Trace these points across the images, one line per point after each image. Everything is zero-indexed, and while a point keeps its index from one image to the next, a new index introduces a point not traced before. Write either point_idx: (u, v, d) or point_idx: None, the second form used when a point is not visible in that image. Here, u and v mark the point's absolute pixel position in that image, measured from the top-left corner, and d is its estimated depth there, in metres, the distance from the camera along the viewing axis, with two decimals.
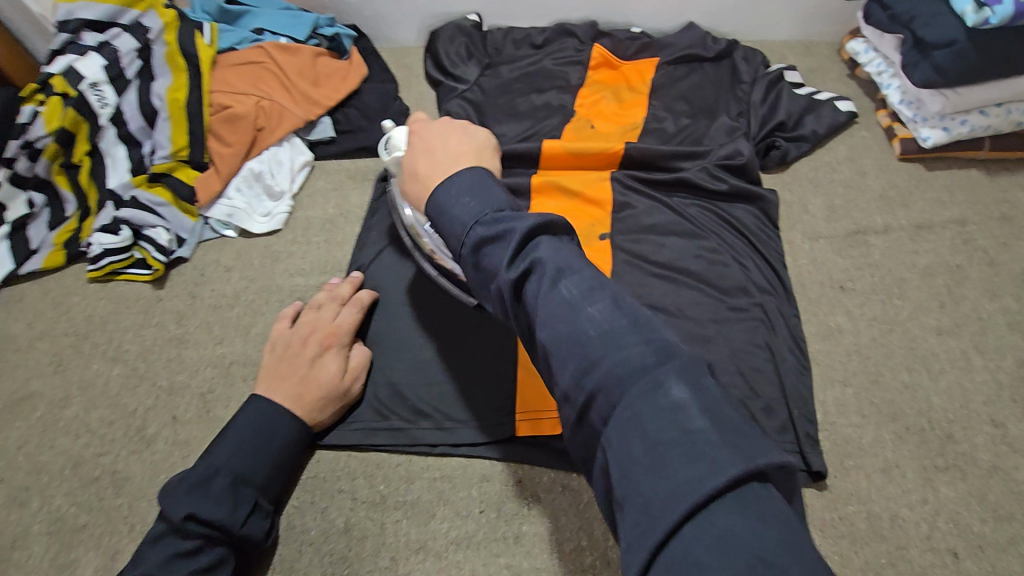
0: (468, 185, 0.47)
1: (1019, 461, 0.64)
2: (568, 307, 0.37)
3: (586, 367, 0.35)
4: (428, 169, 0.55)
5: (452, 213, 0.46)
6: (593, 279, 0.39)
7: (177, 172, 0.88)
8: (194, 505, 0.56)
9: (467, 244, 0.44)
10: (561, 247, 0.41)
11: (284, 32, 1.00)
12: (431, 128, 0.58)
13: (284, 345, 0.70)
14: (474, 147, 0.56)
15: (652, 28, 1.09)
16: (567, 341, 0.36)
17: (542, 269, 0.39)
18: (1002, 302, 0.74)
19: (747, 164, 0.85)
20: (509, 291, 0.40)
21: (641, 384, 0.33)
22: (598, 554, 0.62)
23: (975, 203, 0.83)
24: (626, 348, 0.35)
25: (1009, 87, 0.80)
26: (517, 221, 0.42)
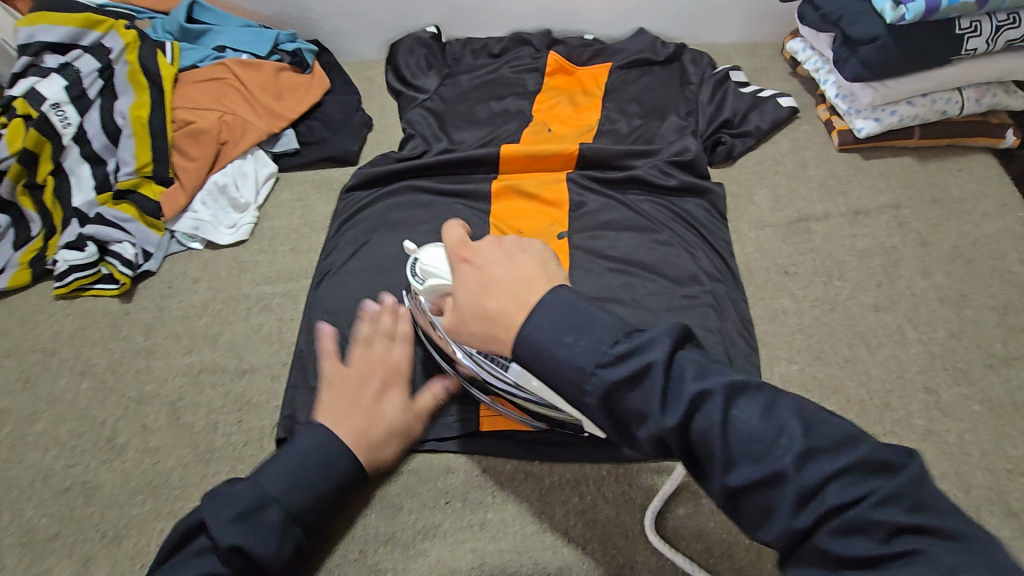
0: (561, 319, 0.41)
1: (951, 425, 0.68)
2: (751, 438, 0.36)
3: (795, 503, 0.34)
4: (496, 301, 0.44)
5: (556, 356, 0.40)
6: (765, 394, 0.37)
7: (141, 188, 0.90)
8: (242, 538, 0.52)
9: (592, 392, 0.39)
10: (716, 368, 0.39)
11: (245, 49, 1.02)
12: (486, 254, 0.48)
13: (344, 378, 0.66)
14: (538, 264, 0.46)
15: (605, 35, 1.13)
16: (761, 477, 0.35)
17: (714, 400, 0.37)
18: (934, 279, 0.79)
19: (694, 160, 0.89)
20: (676, 436, 0.37)
21: (859, 509, 0.33)
22: (559, 534, 0.65)
23: (908, 188, 0.88)
24: (830, 475, 0.34)
25: (931, 78, 0.86)
26: (649, 352, 0.38)
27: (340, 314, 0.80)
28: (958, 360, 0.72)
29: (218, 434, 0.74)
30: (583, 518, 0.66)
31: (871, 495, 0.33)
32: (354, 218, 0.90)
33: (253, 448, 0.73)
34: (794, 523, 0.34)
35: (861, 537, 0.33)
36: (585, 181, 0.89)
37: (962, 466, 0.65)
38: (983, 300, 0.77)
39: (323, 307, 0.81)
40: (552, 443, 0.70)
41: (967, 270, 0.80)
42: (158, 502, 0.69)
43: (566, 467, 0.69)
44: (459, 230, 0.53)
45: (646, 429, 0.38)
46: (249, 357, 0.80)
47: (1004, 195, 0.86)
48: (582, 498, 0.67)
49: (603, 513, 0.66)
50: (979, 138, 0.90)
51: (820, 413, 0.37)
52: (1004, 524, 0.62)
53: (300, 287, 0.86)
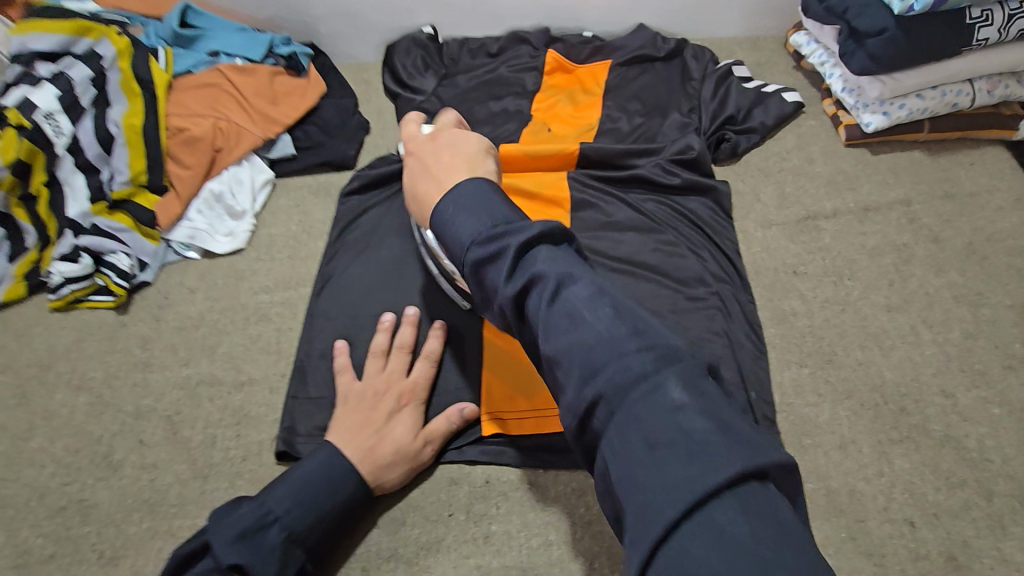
0: (463, 201, 0.47)
1: (969, 429, 0.66)
2: (570, 316, 0.38)
3: (585, 372, 0.36)
4: (425, 187, 0.55)
5: (450, 233, 0.47)
6: (594, 285, 0.40)
7: (137, 197, 0.89)
8: (243, 556, 0.56)
9: (466, 262, 0.44)
10: (564, 258, 0.42)
11: (239, 54, 1.01)
12: (427, 149, 0.59)
13: (358, 396, 0.68)
14: (465, 161, 0.57)
15: (604, 31, 1.11)
16: (567, 349, 0.37)
17: (546, 280, 0.40)
18: (948, 277, 0.77)
19: (698, 158, 0.87)
20: (512, 302, 0.41)
21: (640, 388, 0.35)
22: (566, 546, 0.63)
23: (918, 183, 0.86)
24: (622, 353, 0.36)
25: (941, 70, 0.83)
26: (513, 237, 0.43)
27: (339, 321, 0.79)
28: (975, 361, 0.70)
29: (216, 449, 0.73)
30: (590, 529, 0.64)
31: (653, 377, 0.35)
32: (354, 225, 0.89)
33: (252, 462, 0.71)
34: (585, 392, 0.36)
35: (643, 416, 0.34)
36: (585, 179, 0.88)
37: (981, 472, 0.63)
38: (999, 299, 0.74)
39: (322, 316, 0.80)
40: (557, 451, 0.68)
41: (982, 268, 0.77)
42: (156, 520, 0.68)
43: (572, 476, 0.67)
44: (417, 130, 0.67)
45: (497, 298, 0.42)
46: (247, 369, 0.78)
47: (1018, 189, 0.84)
48: (588, 509, 0.65)
49: (610, 525, 0.64)
50: (991, 130, 0.88)
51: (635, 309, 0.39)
52: None
53: (298, 295, 0.85)
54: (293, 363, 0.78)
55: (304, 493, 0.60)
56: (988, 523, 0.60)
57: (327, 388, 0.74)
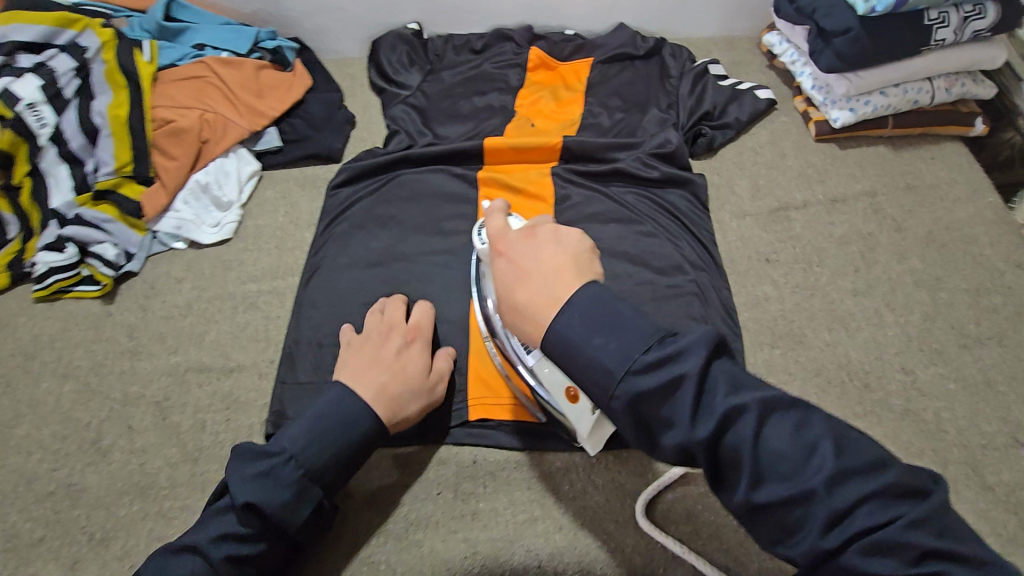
0: (593, 319, 0.43)
1: (927, 403, 0.70)
2: (790, 461, 0.39)
3: (823, 524, 0.37)
4: (525, 293, 0.47)
5: (587, 358, 0.42)
6: (795, 413, 0.40)
7: (122, 188, 0.88)
8: (255, 494, 0.55)
9: (623, 395, 0.41)
10: (741, 381, 0.41)
11: (225, 47, 1.01)
12: (517, 244, 0.51)
13: (364, 344, 0.69)
14: (569, 256, 0.48)
15: (586, 30, 1.14)
16: (791, 496, 0.38)
17: (749, 417, 0.39)
18: (909, 263, 0.81)
19: (676, 151, 0.91)
20: (705, 448, 0.39)
21: (886, 532, 0.36)
22: (550, 520, 0.65)
23: (883, 176, 0.90)
24: (855, 498, 0.37)
25: (903, 69, 0.88)
26: (682, 365, 0.40)
27: (328, 310, 0.80)
28: (933, 341, 0.74)
29: (205, 433, 0.73)
30: (573, 505, 0.66)
31: (891, 521, 0.37)
32: (342, 216, 0.90)
33: (242, 445, 0.72)
34: (820, 543, 0.37)
35: (883, 559, 0.36)
36: (572, 176, 0.90)
37: (938, 443, 0.67)
38: (956, 283, 0.79)
39: (310, 305, 0.81)
40: (541, 433, 0.70)
41: (940, 254, 0.82)
42: (146, 503, 0.69)
43: (556, 456, 0.70)
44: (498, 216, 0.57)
45: (674, 438, 0.40)
46: (236, 356, 0.79)
47: (973, 182, 0.89)
48: (572, 485, 0.68)
49: (592, 500, 0.67)
50: (951, 127, 0.93)
51: (848, 434, 0.40)
52: (979, 497, 0.64)
53: (286, 284, 0.86)
54: (282, 350, 0.79)
55: (318, 433, 0.58)
56: (943, 487, 0.65)
57: (316, 374, 0.75)
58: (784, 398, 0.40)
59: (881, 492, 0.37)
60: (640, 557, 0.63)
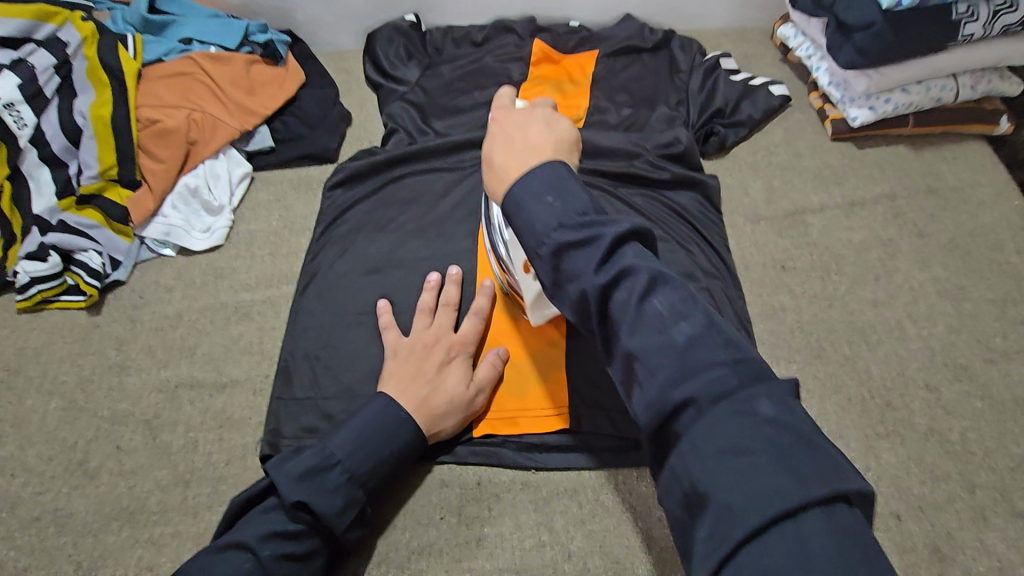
0: (549, 181, 0.45)
1: (953, 423, 0.67)
2: (660, 321, 0.38)
3: (672, 375, 0.37)
4: (502, 158, 0.50)
5: (530, 210, 0.44)
6: (682, 288, 0.40)
7: (107, 192, 0.84)
8: (305, 495, 0.57)
9: (547, 243, 0.42)
10: (649, 257, 0.42)
11: (212, 40, 0.96)
12: (512, 116, 0.54)
13: (408, 350, 0.68)
14: (552, 137, 0.51)
15: (591, 21, 1.09)
16: (654, 349, 0.38)
17: (640, 275, 0.40)
18: (932, 272, 0.78)
19: (686, 151, 0.87)
20: (596, 296, 0.40)
21: (730, 397, 0.35)
22: (558, 547, 0.63)
23: (903, 177, 0.87)
24: (716, 362, 0.36)
25: (927, 66, 0.84)
26: (608, 226, 0.42)
27: (325, 320, 0.77)
28: (958, 355, 0.71)
29: (197, 454, 0.70)
30: (583, 529, 0.64)
31: (743, 390, 0.36)
32: (340, 220, 0.86)
33: (235, 466, 0.69)
34: (670, 395, 0.36)
35: (729, 422, 0.35)
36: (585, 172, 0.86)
37: (964, 464, 0.64)
38: (981, 293, 0.76)
39: (307, 315, 0.78)
40: (548, 449, 0.68)
41: (964, 262, 0.78)
42: (136, 529, 0.66)
43: (565, 475, 0.67)
44: (505, 95, 0.61)
45: (577, 285, 0.41)
46: (228, 370, 0.76)
47: (998, 184, 0.85)
48: (581, 508, 0.65)
49: (602, 524, 0.64)
50: (975, 126, 0.89)
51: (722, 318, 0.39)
52: (1009, 525, 0.61)
53: (280, 293, 0.82)
54: (277, 364, 0.76)
55: (363, 441, 0.60)
56: (970, 514, 0.62)
57: (312, 389, 0.72)
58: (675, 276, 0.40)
59: (739, 365, 0.37)
60: None
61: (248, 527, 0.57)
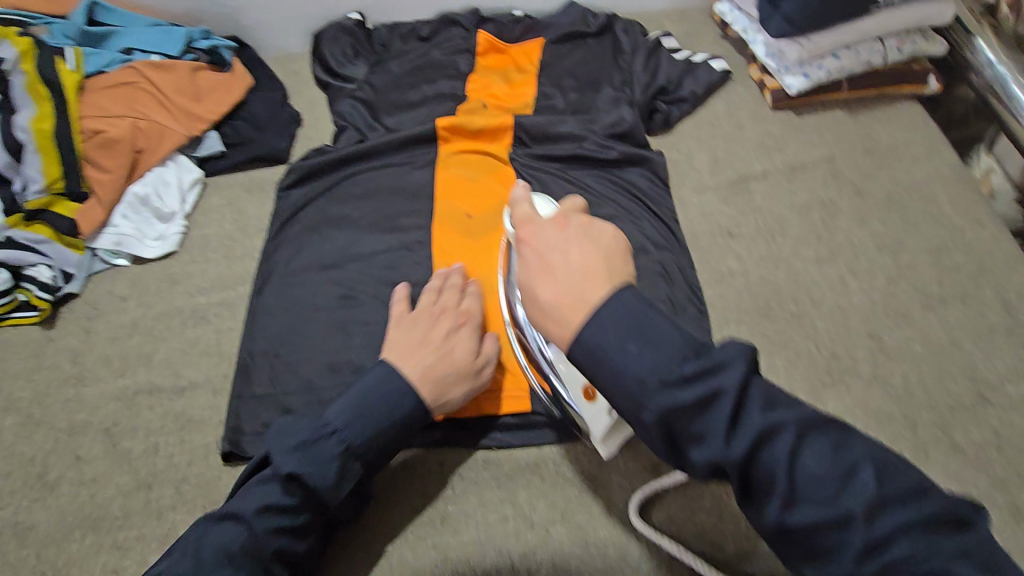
0: (627, 329, 0.42)
1: (895, 367, 0.69)
2: (823, 483, 0.38)
3: (859, 551, 0.37)
4: (550, 292, 0.45)
5: (618, 371, 0.41)
6: (831, 433, 0.40)
7: (54, 206, 0.83)
8: (298, 466, 0.56)
9: (654, 411, 0.40)
10: (785, 404, 0.41)
11: (155, 50, 0.96)
12: (546, 236, 0.48)
13: (412, 322, 0.67)
14: (602, 256, 0.46)
15: (535, 9, 1.11)
16: (826, 519, 0.37)
17: (786, 436, 0.39)
18: (871, 227, 0.81)
19: (631, 130, 0.89)
20: (738, 467, 0.39)
21: (928, 562, 0.35)
22: (521, 519, 0.64)
23: (841, 140, 0.89)
24: (899, 527, 0.36)
25: (856, 30, 0.87)
26: (723, 382, 0.40)
27: (283, 318, 0.78)
28: (898, 304, 0.74)
29: (159, 457, 0.70)
30: (545, 499, 0.65)
31: (936, 553, 0.36)
32: (294, 219, 0.87)
33: (197, 467, 0.69)
34: (856, 572, 0.37)
35: None
36: (540, 156, 0.89)
37: (907, 407, 0.67)
38: (918, 244, 0.79)
39: (264, 313, 0.78)
40: (510, 428, 0.69)
41: (901, 216, 0.81)
42: (100, 535, 0.65)
43: (526, 451, 0.68)
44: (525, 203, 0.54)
45: (705, 456, 0.40)
46: (187, 374, 0.76)
47: (930, 140, 0.88)
48: (543, 480, 0.66)
49: (564, 494, 0.65)
50: (905, 87, 0.92)
51: (892, 461, 0.39)
52: (949, 459, 0.64)
53: (237, 294, 0.83)
54: (236, 363, 0.76)
55: (363, 410, 0.59)
56: (914, 452, 0.64)
57: (273, 386, 0.73)
58: (821, 420, 0.40)
59: (925, 522, 0.37)
60: (614, 548, 0.62)
61: (244, 499, 0.57)
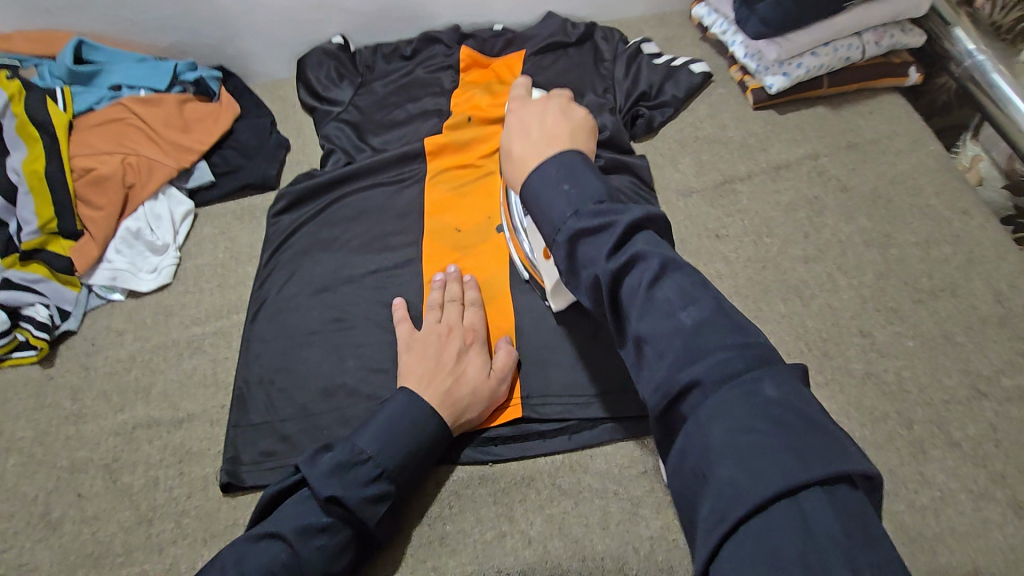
0: (565, 170, 0.52)
1: (888, 363, 0.69)
2: (669, 307, 0.42)
3: (681, 359, 0.40)
4: (522, 149, 0.59)
5: (545, 196, 0.51)
6: (692, 277, 0.44)
7: (50, 246, 0.84)
8: (339, 489, 0.58)
9: (564, 230, 0.48)
10: (661, 245, 0.46)
11: (142, 85, 0.97)
12: (530, 109, 0.64)
13: (422, 343, 0.69)
14: (567, 131, 0.60)
15: (515, 22, 1.12)
16: (661, 333, 0.41)
17: (651, 261, 0.44)
18: (858, 223, 0.80)
19: (614, 136, 0.89)
20: (608, 278, 0.44)
21: (736, 379, 0.38)
22: (519, 535, 0.64)
23: (824, 136, 0.90)
24: (721, 346, 0.40)
25: (832, 27, 0.87)
26: (623, 216, 0.47)
27: (278, 344, 0.78)
28: (888, 299, 0.74)
29: (159, 491, 0.71)
30: (542, 513, 0.65)
31: (747, 372, 0.38)
32: (285, 244, 0.88)
33: (197, 499, 0.70)
34: (677, 377, 0.40)
35: (733, 402, 0.37)
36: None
37: (901, 403, 0.67)
38: (906, 238, 0.78)
39: (259, 340, 0.79)
40: (504, 442, 0.69)
41: (887, 210, 0.81)
42: (104, 572, 0.66)
43: (520, 464, 0.68)
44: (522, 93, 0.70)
45: (591, 271, 0.46)
46: (185, 405, 0.77)
47: (914, 131, 0.88)
48: (538, 493, 0.66)
49: (560, 507, 0.65)
50: (886, 79, 0.92)
51: (732, 309, 0.43)
52: (946, 454, 0.63)
53: (231, 322, 0.83)
54: (233, 392, 0.77)
55: (393, 435, 0.61)
56: (909, 450, 0.64)
57: (269, 413, 0.74)
58: (684, 264, 0.44)
59: (746, 348, 0.39)
60: (613, 560, 0.62)
61: (283, 518, 0.58)
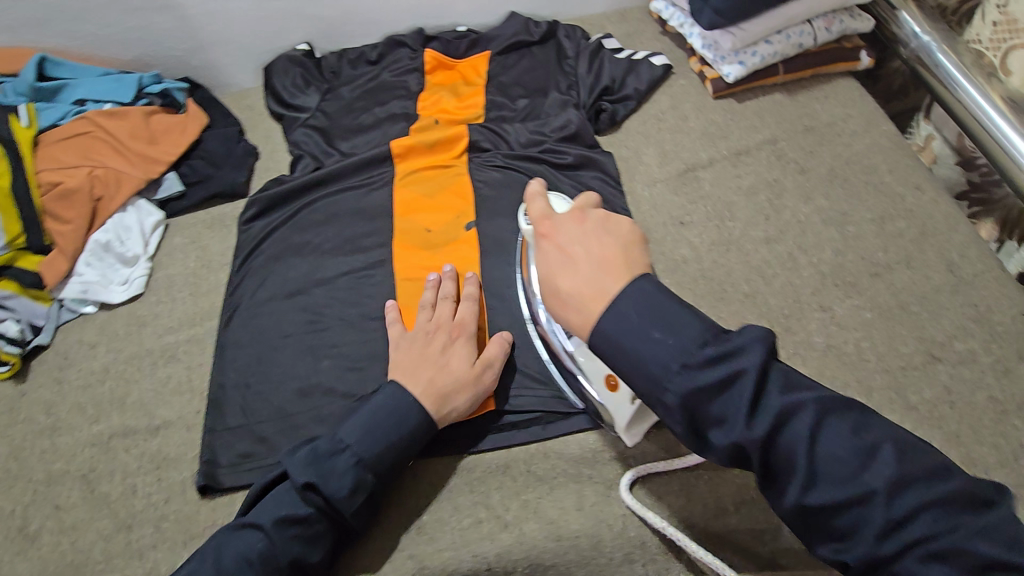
0: (646, 313, 0.47)
1: (848, 336, 0.71)
2: (844, 468, 0.42)
3: (881, 529, 0.41)
4: (572, 285, 0.51)
5: (638, 355, 0.47)
6: (851, 417, 0.44)
7: (18, 261, 0.84)
8: (315, 476, 0.59)
9: (674, 392, 0.45)
10: (795, 382, 0.45)
11: (107, 98, 0.97)
12: (568, 231, 0.55)
13: (411, 339, 0.70)
14: (618, 249, 0.52)
15: (478, 23, 1.14)
16: (847, 498, 0.41)
17: (805, 415, 0.43)
18: (816, 203, 0.83)
19: (579, 131, 0.92)
20: (760, 445, 0.43)
21: (941, 539, 0.39)
22: (495, 520, 0.65)
23: (781, 122, 0.92)
24: (917, 507, 0.40)
25: (783, 16, 0.90)
26: (742, 361, 0.44)
27: (252, 348, 0.79)
28: (846, 274, 0.76)
29: (137, 498, 0.71)
30: (518, 500, 0.66)
31: (949, 529, 0.40)
32: (256, 250, 0.88)
33: (175, 503, 0.70)
34: (877, 549, 0.41)
35: (942, 564, 0.39)
36: (511, 160, 0.91)
37: (861, 373, 0.69)
38: (862, 215, 0.81)
39: (233, 346, 0.80)
40: (479, 435, 0.69)
41: (844, 190, 0.84)
42: None
43: (496, 454, 0.69)
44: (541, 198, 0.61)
45: (725, 435, 0.44)
46: (161, 413, 0.77)
47: (867, 113, 0.91)
48: (514, 481, 0.67)
49: (535, 493, 0.66)
50: (839, 64, 0.95)
51: (909, 445, 0.43)
52: (905, 420, 0.65)
53: (204, 330, 0.84)
54: (208, 398, 0.77)
55: (372, 427, 0.62)
56: None
57: (245, 417, 0.74)
58: (839, 404, 0.44)
59: (944, 502, 0.41)
60: (587, 538, 0.63)
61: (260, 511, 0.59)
